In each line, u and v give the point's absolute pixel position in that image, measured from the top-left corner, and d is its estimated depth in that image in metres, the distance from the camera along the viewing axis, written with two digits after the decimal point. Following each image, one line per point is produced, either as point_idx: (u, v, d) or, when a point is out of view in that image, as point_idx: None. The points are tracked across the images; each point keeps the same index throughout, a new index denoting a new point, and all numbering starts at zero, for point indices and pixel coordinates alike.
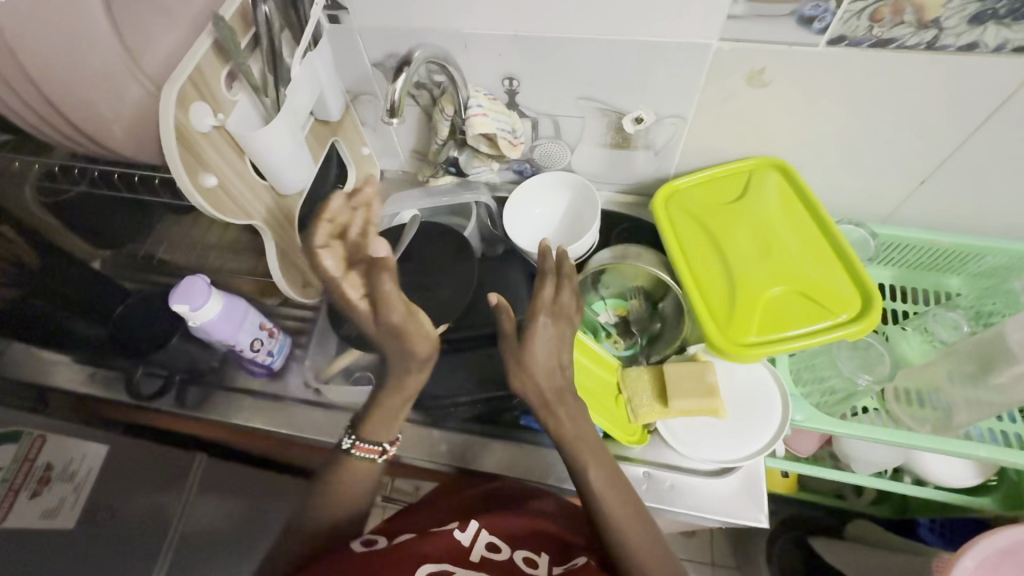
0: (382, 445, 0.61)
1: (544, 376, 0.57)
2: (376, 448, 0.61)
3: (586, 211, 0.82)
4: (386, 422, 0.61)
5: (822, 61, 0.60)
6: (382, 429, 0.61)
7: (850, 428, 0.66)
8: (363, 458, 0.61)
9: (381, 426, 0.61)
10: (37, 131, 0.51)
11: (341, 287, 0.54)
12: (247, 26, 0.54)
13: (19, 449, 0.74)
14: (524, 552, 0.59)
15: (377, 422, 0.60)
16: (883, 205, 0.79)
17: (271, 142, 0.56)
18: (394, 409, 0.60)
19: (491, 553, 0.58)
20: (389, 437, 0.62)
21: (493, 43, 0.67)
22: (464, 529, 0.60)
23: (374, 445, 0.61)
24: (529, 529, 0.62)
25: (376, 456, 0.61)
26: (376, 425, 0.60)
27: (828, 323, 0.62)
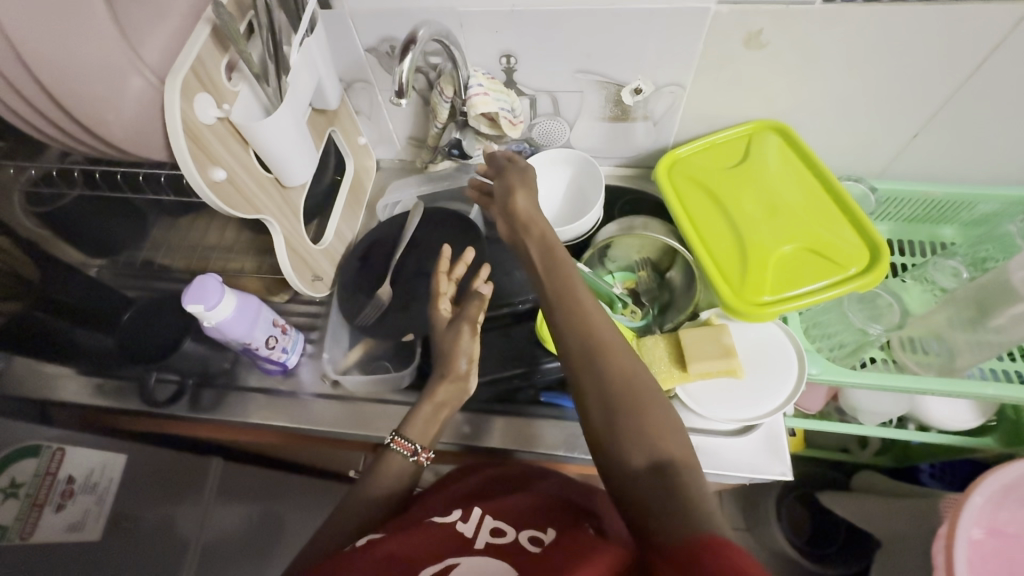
0: (417, 446, 0.62)
1: (553, 239, 0.58)
2: (411, 446, 0.62)
3: (588, 185, 0.82)
4: (426, 425, 0.63)
5: (818, 19, 0.61)
6: (423, 433, 0.63)
7: (864, 377, 0.68)
8: (398, 454, 0.61)
9: (424, 427, 0.63)
10: (32, 126, 0.49)
11: (437, 297, 0.68)
12: (243, 13, 0.53)
13: (40, 462, 0.66)
14: (529, 532, 0.54)
15: (421, 422, 0.63)
16: (878, 161, 0.80)
17: (274, 130, 0.54)
18: (433, 410, 0.63)
19: (497, 538, 0.53)
20: (424, 442, 0.63)
21: (490, 20, 0.66)
22: (465, 520, 0.55)
23: (410, 444, 0.62)
24: (532, 510, 0.57)
25: (408, 455, 0.61)
26: (406, 420, 0.63)
27: (839, 277, 0.63)
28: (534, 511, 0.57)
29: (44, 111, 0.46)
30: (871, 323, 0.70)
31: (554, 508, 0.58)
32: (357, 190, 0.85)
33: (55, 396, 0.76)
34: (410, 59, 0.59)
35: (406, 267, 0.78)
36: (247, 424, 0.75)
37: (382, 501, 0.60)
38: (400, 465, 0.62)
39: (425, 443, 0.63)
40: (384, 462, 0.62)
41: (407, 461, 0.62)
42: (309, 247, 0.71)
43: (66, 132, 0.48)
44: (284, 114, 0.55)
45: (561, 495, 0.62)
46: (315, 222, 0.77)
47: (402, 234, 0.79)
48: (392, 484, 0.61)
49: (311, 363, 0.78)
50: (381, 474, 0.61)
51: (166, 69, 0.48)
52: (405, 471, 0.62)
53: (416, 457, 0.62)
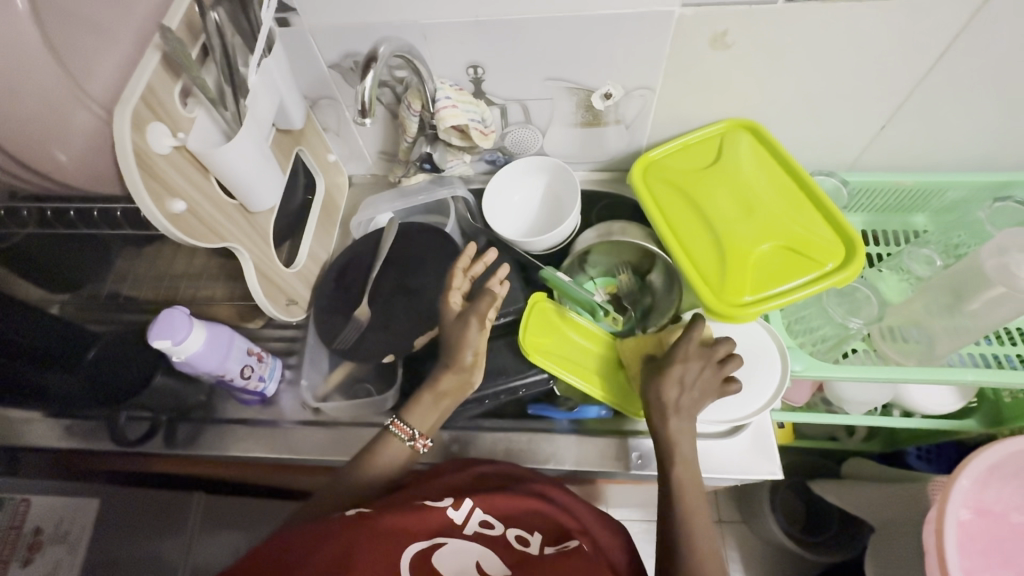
0: (415, 432, 0.62)
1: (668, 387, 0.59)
2: (408, 431, 0.62)
3: (565, 192, 0.82)
4: (426, 412, 0.63)
5: (781, 18, 0.61)
6: (422, 419, 0.63)
7: (845, 371, 0.68)
8: (397, 438, 0.62)
9: (430, 415, 0.63)
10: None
11: (449, 288, 0.67)
12: (195, 36, 0.51)
13: (4, 517, 0.66)
14: (516, 531, 0.57)
15: (421, 409, 0.63)
16: (847, 154, 0.81)
17: (235, 155, 0.53)
18: (434, 398, 0.64)
19: (484, 531, 0.56)
20: (422, 428, 0.63)
21: (454, 31, 0.65)
22: (457, 507, 0.57)
23: (409, 430, 0.62)
24: (525, 508, 0.60)
25: (404, 440, 0.62)
26: (410, 406, 0.63)
27: (817, 274, 0.63)
28: (526, 509, 0.60)
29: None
30: (851, 317, 0.69)
31: (542, 508, 0.61)
32: (329, 209, 0.83)
33: (21, 441, 0.72)
34: (371, 77, 0.58)
35: (384, 285, 0.76)
36: (227, 457, 0.73)
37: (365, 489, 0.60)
38: (397, 448, 0.62)
39: (421, 428, 0.63)
40: (381, 444, 0.62)
41: (405, 444, 0.62)
42: (282, 271, 0.69)
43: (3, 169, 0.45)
44: (245, 139, 0.53)
45: (543, 492, 0.64)
46: (287, 245, 0.75)
47: (378, 252, 0.78)
48: (383, 471, 0.61)
49: (292, 390, 0.76)
50: (376, 457, 0.61)
51: (113, 100, 0.46)
52: (397, 460, 0.62)
53: (413, 442, 0.62)
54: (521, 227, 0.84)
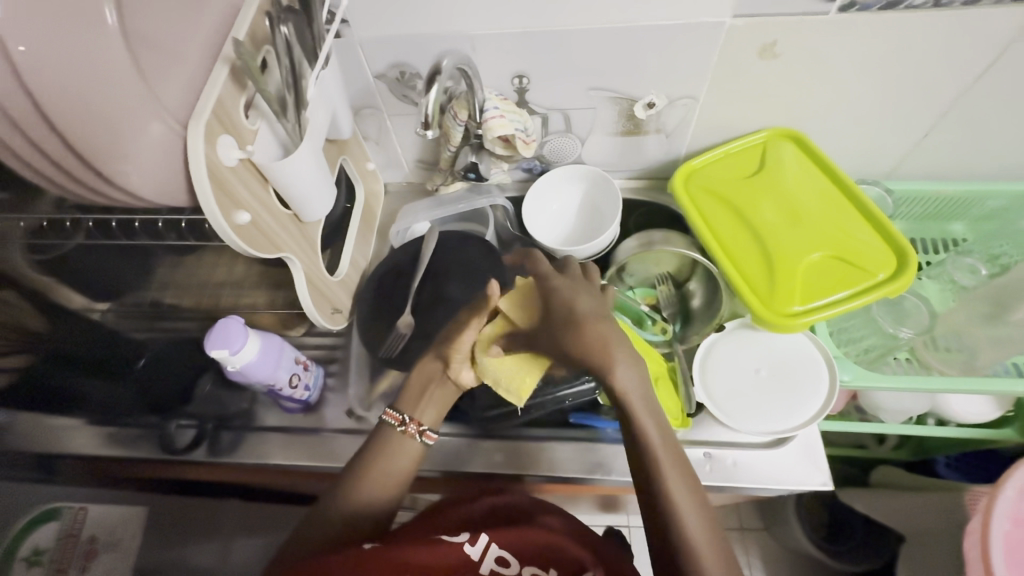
0: (406, 417, 0.59)
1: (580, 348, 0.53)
2: (399, 417, 0.59)
3: (603, 201, 0.82)
4: (421, 400, 0.61)
5: (832, 29, 0.61)
6: (417, 407, 0.60)
7: (891, 380, 0.68)
8: (389, 426, 0.59)
9: (431, 406, 0.61)
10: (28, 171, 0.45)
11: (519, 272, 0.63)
12: (259, 47, 0.51)
13: (61, 526, 0.55)
14: (531, 568, 0.56)
15: (415, 395, 0.61)
16: (886, 163, 0.81)
17: (295, 168, 0.53)
18: (424, 387, 0.62)
19: (500, 568, 0.56)
20: (414, 412, 0.60)
21: (502, 41, 0.65)
22: (473, 543, 0.57)
23: (398, 415, 0.60)
24: (538, 545, 0.59)
25: (396, 426, 0.59)
26: (404, 392, 0.62)
27: (868, 284, 0.63)
28: (538, 546, 0.59)
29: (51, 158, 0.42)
30: (900, 327, 0.70)
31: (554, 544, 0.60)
32: (368, 216, 0.83)
33: None
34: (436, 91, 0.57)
35: (425, 293, 0.76)
36: (271, 465, 0.73)
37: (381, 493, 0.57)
38: (400, 441, 0.58)
39: (415, 414, 0.60)
40: (386, 440, 0.58)
41: (396, 432, 0.59)
42: (327, 279, 0.70)
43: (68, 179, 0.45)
44: (306, 151, 0.54)
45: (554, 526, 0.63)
46: (329, 252, 0.74)
47: (418, 260, 0.78)
48: (397, 471, 0.58)
49: (333, 398, 0.76)
50: (383, 454, 0.58)
51: (186, 114, 0.46)
52: (408, 453, 0.58)
53: (404, 429, 0.59)
54: (559, 235, 0.84)
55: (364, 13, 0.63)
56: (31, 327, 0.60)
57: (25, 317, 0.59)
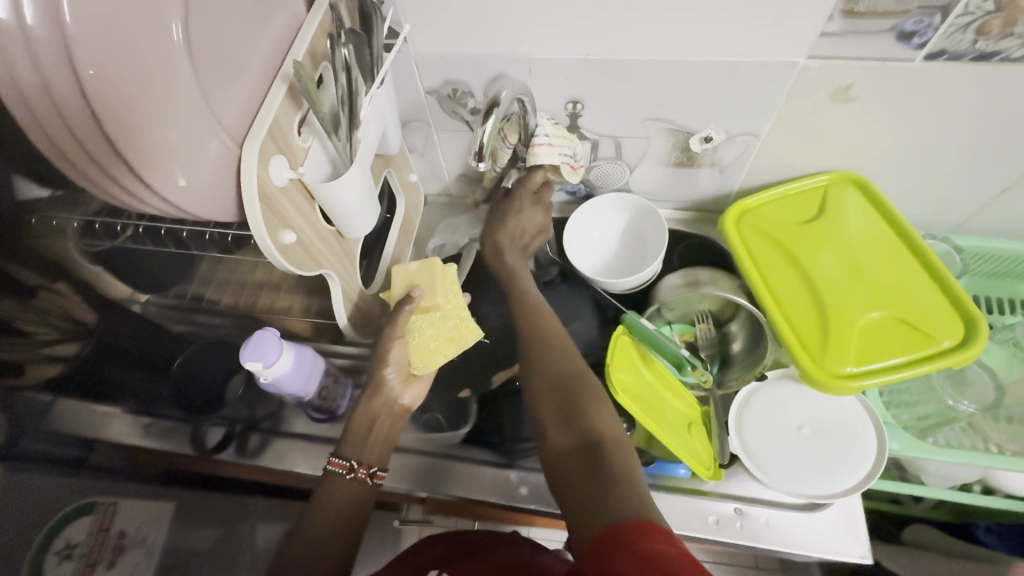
0: (354, 463, 0.58)
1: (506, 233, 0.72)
2: (345, 464, 0.57)
3: (648, 231, 0.80)
4: (361, 440, 0.60)
5: (914, 76, 0.57)
6: (362, 449, 0.60)
7: (958, 456, 0.64)
8: (336, 475, 0.57)
9: (373, 446, 0.61)
10: (83, 184, 0.43)
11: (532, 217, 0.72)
12: (316, 65, 0.51)
13: (94, 519, 0.56)
14: None
15: (354, 441, 0.60)
16: (955, 215, 0.75)
17: (344, 189, 0.53)
18: (368, 424, 0.61)
19: None
20: (360, 457, 0.59)
21: (560, 66, 0.63)
22: None
23: (344, 462, 0.58)
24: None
25: (344, 474, 0.57)
26: (344, 441, 0.60)
27: (930, 351, 0.59)
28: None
29: (108, 173, 0.41)
30: (960, 400, 0.68)
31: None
32: (407, 228, 0.82)
33: None
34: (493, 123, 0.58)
35: None
36: (293, 474, 0.73)
37: (328, 538, 0.53)
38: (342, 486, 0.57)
39: (361, 459, 0.59)
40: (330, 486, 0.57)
41: (345, 480, 0.57)
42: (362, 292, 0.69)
43: (119, 193, 0.43)
44: (355, 171, 0.53)
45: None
46: (366, 261, 0.74)
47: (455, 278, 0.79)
48: (337, 509, 0.55)
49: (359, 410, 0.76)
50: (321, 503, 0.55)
51: (242, 131, 0.46)
52: (350, 497, 0.56)
53: (353, 474, 0.57)
54: (598, 263, 0.82)
55: (423, 31, 0.62)
56: (81, 320, 0.64)
57: (74, 311, 0.63)
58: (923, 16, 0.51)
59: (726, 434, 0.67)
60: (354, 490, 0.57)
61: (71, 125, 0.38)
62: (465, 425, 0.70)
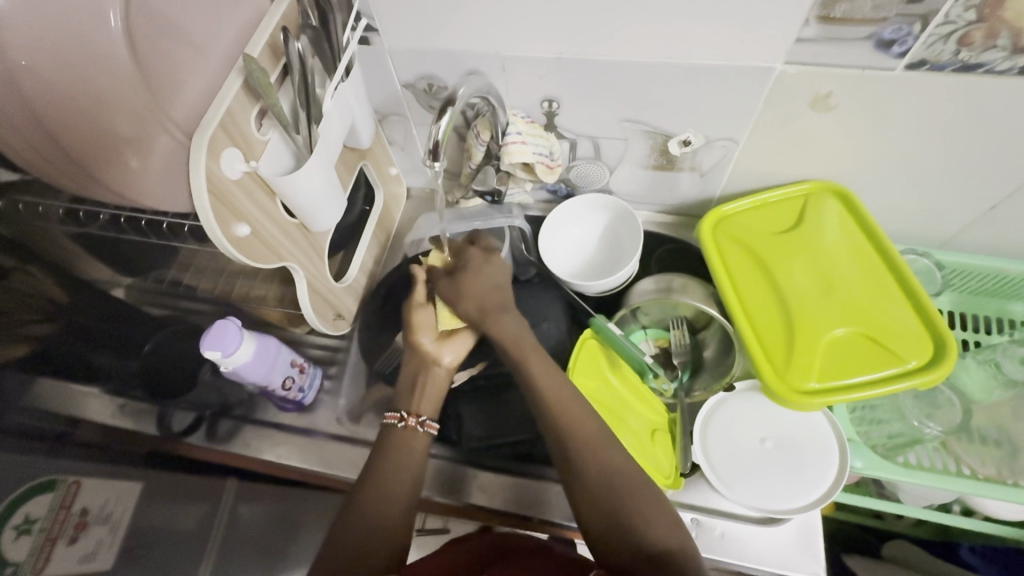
0: (404, 411, 0.62)
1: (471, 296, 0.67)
2: (398, 415, 0.61)
3: (626, 234, 0.79)
4: (412, 391, 0.65)
5: (895, 86, 0.55)
6: (413, 401, 0.64)
7: (922, 476, 0.63)
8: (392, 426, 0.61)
9: (426, 399, 0.64)
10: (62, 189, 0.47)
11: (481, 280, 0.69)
12: (277, 60, 0.50)
13: (55, 497, 0.58)
14: None
15: (405, 396, 0.65)
16: (944, 230, 0.73)
17: (303, 184, 0.53)
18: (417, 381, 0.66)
19: None
20: (409, 408, 0.63)
21: (533, 64, 0.62)
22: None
23: (396, 415, 0.62)
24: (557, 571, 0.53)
25: (397, 423, 0.61)
26: (400, 395, 0.65)
27: (896, 371, 0.58)
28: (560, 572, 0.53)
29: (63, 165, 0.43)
30: (925, 422, 0.66)
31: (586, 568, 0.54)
32: (385, 221, 0.82)
33: None
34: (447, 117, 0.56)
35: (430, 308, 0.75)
36: (260, 460, 0.74)
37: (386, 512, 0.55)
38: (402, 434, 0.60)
39: (411, 410, 0.63)
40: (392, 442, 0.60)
41: (399, 429, 0.61)
42: (332, 285, 0.70)
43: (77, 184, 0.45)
44: (315, 166, 0.53)
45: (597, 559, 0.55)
46: (340, 255, 0.75)
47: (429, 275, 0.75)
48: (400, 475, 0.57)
49: (327, 400, 0.76)
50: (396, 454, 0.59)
51: (195, 124, 0.46)
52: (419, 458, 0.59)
53: (404, 422, 0.61)
54: (576, 264, 0.81)
55: (396, 24, 0.61)
56: (56, 300, 0.68)
57: (49, 291, 0.68)
58: (901, 25, 0.49)
59: (690, 442, 0.66)
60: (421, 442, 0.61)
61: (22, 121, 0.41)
62: None
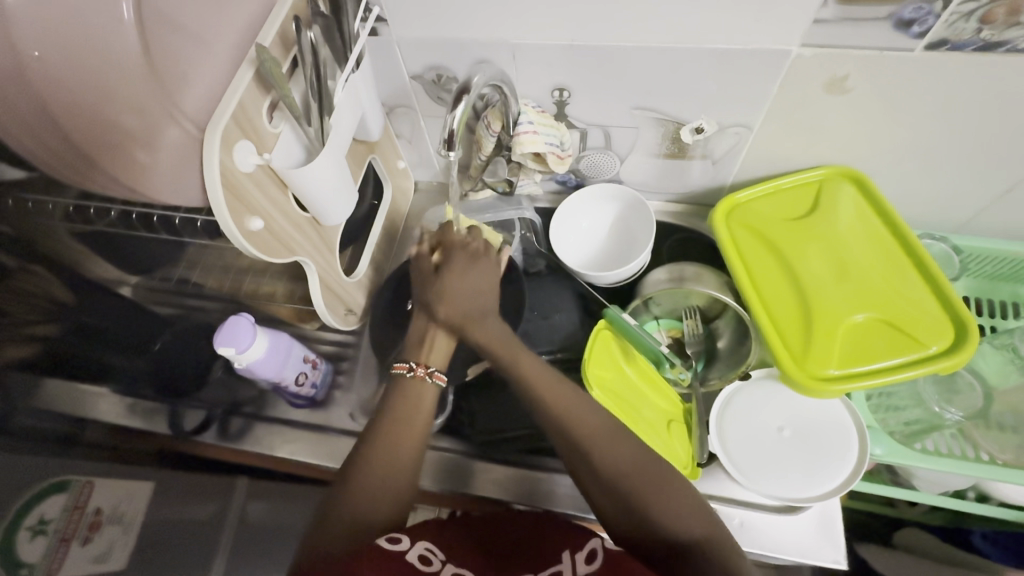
0: (412, 361, 0.59)
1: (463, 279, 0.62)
2: (405, 364, 0.59)
3: (637, 224, 0.78)
4: (420, 343, 0.61)
5: (913, 67, 0.54)
6: (422, 352, 0.60)
7: (942, 463, 0.62)
8: (400, 373, 0.58)
9: (436, 351, 0.60)
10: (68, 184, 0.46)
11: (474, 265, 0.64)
12: (288, 50, 0.49)
13: (68, 496, 0.59)
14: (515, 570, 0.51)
15: (412, 345, 0.61)
16: (958, 215, 0.72)
17: (315, 177, 0.52)
18: (420, 337, 0.62)
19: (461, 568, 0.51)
20: (419, 359, 0.60)
21: (543, 52, 0.61)
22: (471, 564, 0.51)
23: (405, 363, 0.59)
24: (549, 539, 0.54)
25: (404, 372, 0.58)
26: (406, 346, 0.62)
27: (916, 357, 0.57)
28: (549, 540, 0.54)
29: (72, 161, 0.42)
30: (947, 408, 0.66)
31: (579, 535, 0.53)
32: (393, 216, 0.81)
33: None
34: (463, 107, 0.55)
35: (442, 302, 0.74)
36: (273, 457, 0.73)
37: (385, 479, 0.53)
38: (412, 390, 0.58)
39: (420, 359, 0.60)
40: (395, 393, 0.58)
41: (406, 376, 0.58)
42: (342, 280, 0.69)
43: (87, 181, 0.44)
44: (327, 159, 0.52)
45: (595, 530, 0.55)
46: (349, 252, 0.74)
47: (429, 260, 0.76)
48: (405, 439, 0.55)
49: (339, 396, 0.75)
50: (398, 431, 0.55)
51: (206, 116, 0.45)
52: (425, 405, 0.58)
53: (413, 372, 0.58)
54: (586, 256, 0.80)
55: (404, 14, 0.60)
56: (60, 300, 0.65)
57: (54, 292, 0.65)
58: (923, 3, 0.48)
59: (705, 431, 0.66)
60: (431, 392, 0.58)
61: (28, 114, 0.40)
62: (440, 417, 0.69)
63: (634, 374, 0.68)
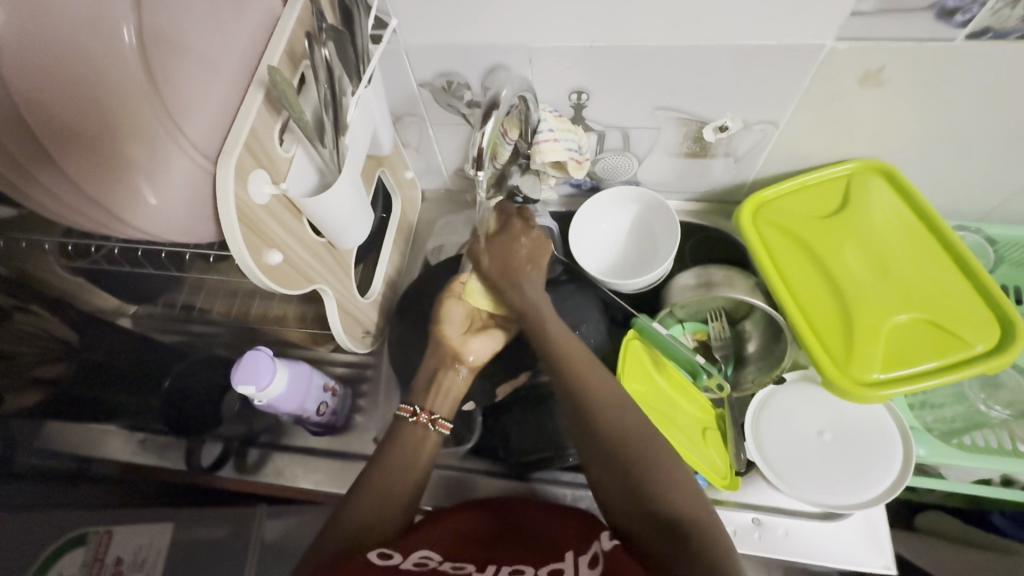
0: (417, 407, 0.57)
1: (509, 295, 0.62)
2: (410, 409, 0.57)
3: (658, 225, 0.76)
4: (443, 393, 0.59)
5: (952, 59, 0.52)
6: (427, 399, 0.58)
7: (986, 460, 0.60)
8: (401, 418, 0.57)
9: (443, 398, 0.59)
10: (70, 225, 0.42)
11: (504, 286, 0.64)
12: (295, 66, 0.46)
13: (87, 550, 0.61)
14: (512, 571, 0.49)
15: (427, 390, 0.59)
16: (988, 202, 0.70)
17: (332, 201, 0.49)
18: (431, 375, 0.61)
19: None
20: (424, 404, 0.58)
21: (562, 54, 0.58)
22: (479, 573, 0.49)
23: (408, 407, 0.57)
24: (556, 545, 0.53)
25: (407, 417, 0.56)
26: (415, 387, 0.60)
27: (958, 357, 0.57)
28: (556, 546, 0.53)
29: (74, 204, 0.39)
30: (992, 405, 0.66)
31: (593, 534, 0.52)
32: (404, 229, 0.78)
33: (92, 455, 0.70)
34: (493, 123, 0.52)
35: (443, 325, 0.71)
36: (296, 488, 0.69)
37: (384, 501, 0.52)
38: (412, 434, 0.56)
39: (425, 405, 0.58)
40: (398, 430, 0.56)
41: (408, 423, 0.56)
42: (359, 301, 0.66)
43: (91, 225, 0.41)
44: (344, 181, 0.49)
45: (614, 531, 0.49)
46: (361, 266, 0.71)
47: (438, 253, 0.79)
48: (403, 467, 0.54)
49: (360, 421, 0.72)
50: (394, 459, 0.54)
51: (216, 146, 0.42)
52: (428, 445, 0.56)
53: (415, 419, 0.56)
54: (605, 261, 0.78)
55: (413, 17, 0.56)
56: (65, 339, 0.66)
57: (54, 332, 0.65)
58: None
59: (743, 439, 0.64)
60: (432, 438, 0.56)
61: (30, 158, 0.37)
62: (470, 438, 0.68)
63: (667, 383, 0.66)
